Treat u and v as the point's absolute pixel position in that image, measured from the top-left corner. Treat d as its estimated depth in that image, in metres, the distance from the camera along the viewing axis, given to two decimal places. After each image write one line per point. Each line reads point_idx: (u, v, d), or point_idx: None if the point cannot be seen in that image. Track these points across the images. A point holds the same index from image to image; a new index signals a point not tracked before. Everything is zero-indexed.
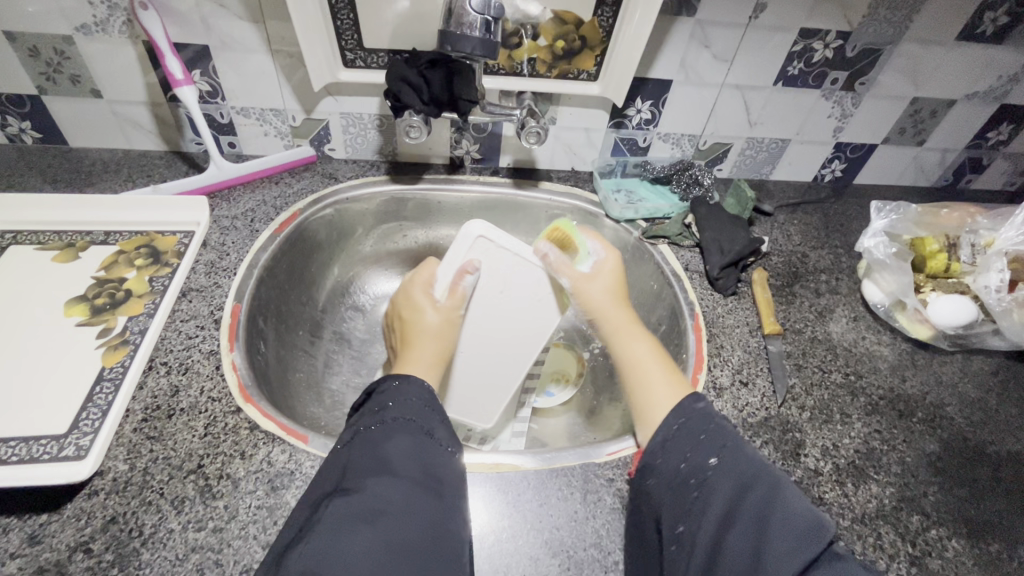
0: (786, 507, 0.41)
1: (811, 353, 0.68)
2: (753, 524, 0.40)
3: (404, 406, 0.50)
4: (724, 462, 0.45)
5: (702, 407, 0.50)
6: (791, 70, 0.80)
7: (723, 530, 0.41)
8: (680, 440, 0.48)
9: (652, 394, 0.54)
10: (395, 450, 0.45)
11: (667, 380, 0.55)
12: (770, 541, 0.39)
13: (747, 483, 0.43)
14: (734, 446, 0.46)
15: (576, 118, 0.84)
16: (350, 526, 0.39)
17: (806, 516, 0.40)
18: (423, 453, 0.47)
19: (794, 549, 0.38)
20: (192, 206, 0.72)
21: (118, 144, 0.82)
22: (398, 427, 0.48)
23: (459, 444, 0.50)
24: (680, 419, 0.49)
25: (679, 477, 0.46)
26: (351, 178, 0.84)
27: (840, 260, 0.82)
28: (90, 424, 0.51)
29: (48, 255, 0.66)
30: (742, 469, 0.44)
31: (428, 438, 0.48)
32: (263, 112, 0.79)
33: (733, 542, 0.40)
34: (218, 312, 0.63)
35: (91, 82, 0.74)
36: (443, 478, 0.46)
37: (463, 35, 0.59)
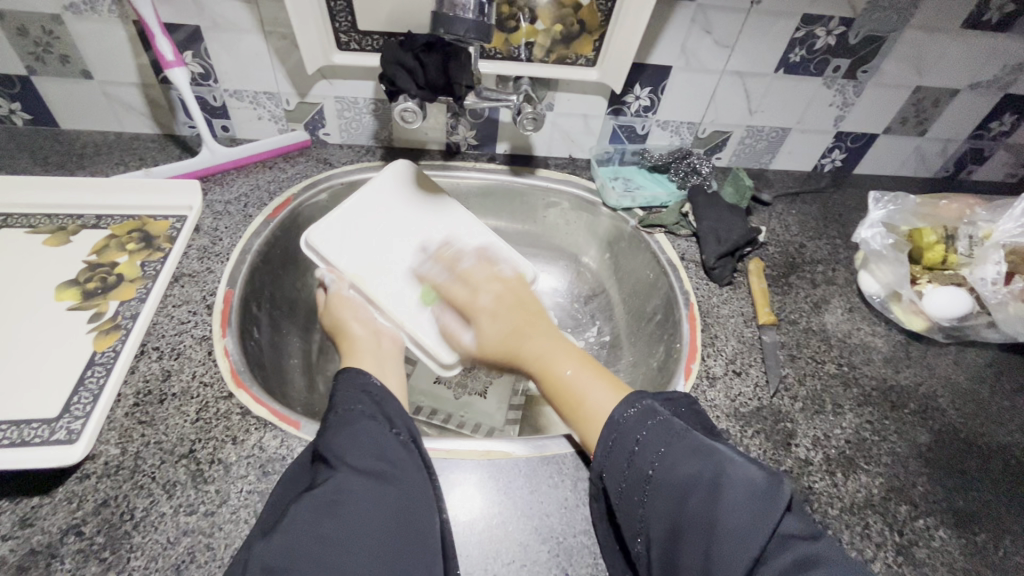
0: (723, 496, 0.40)
1: (805, 343, 0.68)
2: (697, 524, 0.40)
3: (351, 397, 0.50)
4: (664, 461, 0.44)
5: (631, 413, 0.48)
6: (793, 57, 0.79)
7: (675, 534, 0.41)
8: (618, 448, 0.46)
9: (582, 395, 0.54)
10: (350, 442, 0.45)
11: (597, 378, 0.55)
12: (715, 539, 0.38)
13: (687, 479, 0.42)
14: (675, 438, 0.45)
15: (574, 105, 0.82)
16: (312, 523, 0.39)
17: (752, 499, 0.39)
18: (379, 442, 0.46)
19: (741, 541, 0.38)
20: (185, 190, 0.71)
21: (110, 127, 0.81)
22: (350, 418, 0.48)
23: (415, 429, 0.50)
24: (613, 432, 0.47)
25: (627, 484, 0.45)
26: (346, 163, 0.83)
27: (838, 250, 0.81)
28: (81, 408, 0.51)
29: (39, 238, 0.66)
30: (682, 463, 0.43)
31: (379, 426, 0.48)
32: (257, 95, 0.78)
33: (683, 546, 0.40)
34: (210, 297, 0.62)
35: (82, 64, 0.73)
36: (402, 465, 0.46)
37: (456, 16, 0.58)
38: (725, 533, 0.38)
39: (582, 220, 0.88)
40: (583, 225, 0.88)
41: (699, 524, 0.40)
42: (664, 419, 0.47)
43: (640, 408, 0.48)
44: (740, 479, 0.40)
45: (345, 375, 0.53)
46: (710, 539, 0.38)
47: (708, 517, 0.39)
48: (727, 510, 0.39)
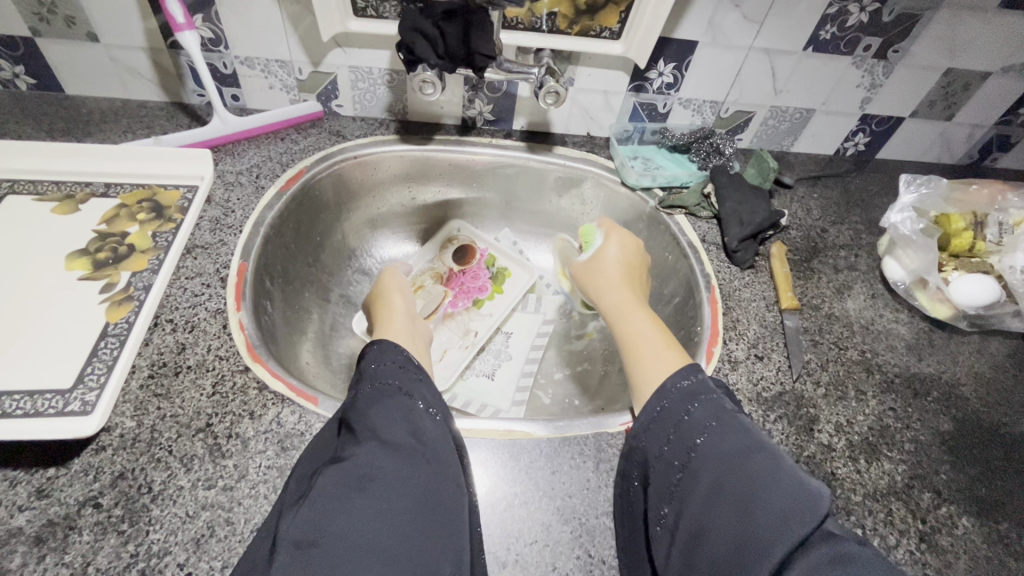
0: (767, 479, 0.39)
1: (828, 329, 0.67)
2: (739, 498, 0.39)
3: (384, 370, 0.50)
4: (709, 440, 0.43)
5: (687, 382, 0.48)
6: (823, 34, 0.76)
7: (710, 509, 0.40)
8: (666, 415, 0.47)
9: (649, 356, 0.54)
10: (380, 416, 0.45)
11: (663, 344, 0.55)
12: (756, 517, 0.37)
13: (734, 456, 0.41)
14: (725, 417, 0.45)
15: (595, 80, 0.80)
16: (343, 495, 0.39)
17: (797, 486, 0.38)
18: (413, 419, 0.46)
19: (782, 521, 0.36)
20: (195, 159, 0.69)
21: (117, 93, 0.79)
22: (381, 392, 0.47)
23: (446, 408, 0.50)
24: (662, 401, 0.48)
25: (661, 462, 0.45)
26: (360, 136, 0.81)
27: (860, 236, 0.80)
28: (95, 379, 0.50)
29: (47, 206, 0.64)
30: (730, 442, 0.42)
31: (412, 402, 0.47)
32: (269, 63, 0.76)
33: (719, 521, 0.39)
34: (224, 270, 0.61)
35: (88, 25, 0.70)
36: (433, 444, 0.45)
37: None
38: (767, 512, 0.37)
39: (599, 199, 0.86)
40: (600, 205, 0.86)
41: (740, 501, 0.39)
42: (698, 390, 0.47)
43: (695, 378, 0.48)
44: (783, 468, 0.40)
45: (382, 345, 0.52)
46: (750, 516, 0.38)
47: (751, 495, 0.39)
48: (773, 490, 0.38)
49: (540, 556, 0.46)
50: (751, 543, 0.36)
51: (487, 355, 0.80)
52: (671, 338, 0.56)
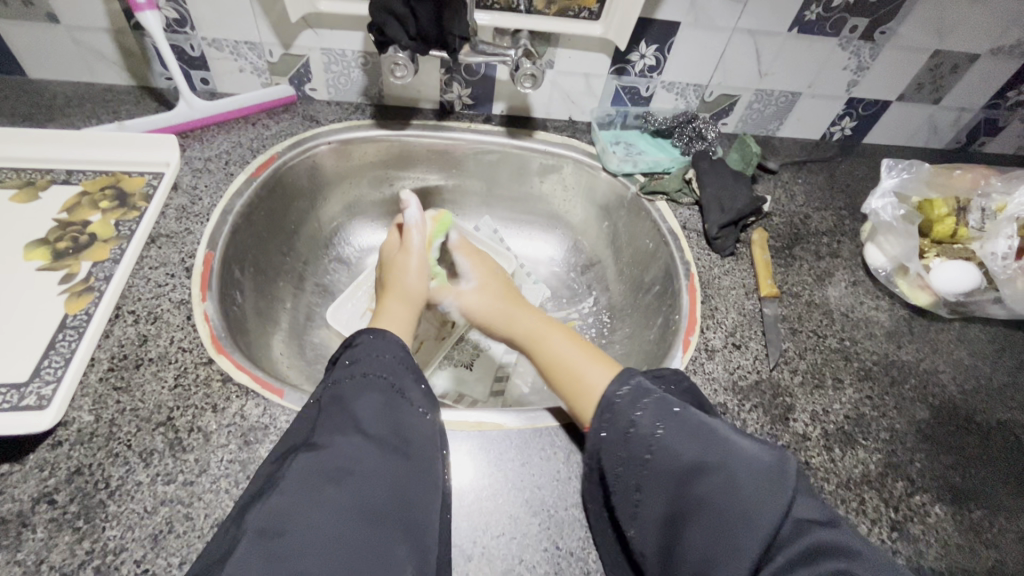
0: (751, 476, 0.38)
1: (807, 317, 0.66)
2: (723, 494, 0.38)
3: (374, 361, 0.48)
4: (677, 431, 0.42)
5: (637, 381, 0.47)
6: (808, 15, 0.74)
7: (689, 505, 0.39)
8: (617, 420, 0.45)
9: (580, 372, 0.53)
10: (362, 408, 0.44)
11: (591, 359, 0.54)
12: (741, 516, 0.37)
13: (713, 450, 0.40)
14: (699, 413, 0.43)
15: (575, 62, 0.78)
16: (314, 486, 0.38)
17: (775, 485, 0.38)
18: (393, 413, 0.45)
19: (763, 520, 0.36)
20: (161, 145, 0.67)
21: (81, 77, 0.76)
22: (368, 383, 0.46)
23: (437, 408, 0.49)
24: (616, 401, 0.46)
25: (626, 462, 0.43)
26: (334, 121, 0.78)
27: (844, 222, 0.79)
28: (52, 372, 0.48)
29: (6, 194, 0.62)
30: (704, 439, 0.41)
31: (396, 398, 0.46)
32: (238, 45, 0.73)
33: (699, 517, 0.38)
34: (190, 260, 0.59)
35: (46, 6, 0.68)
36: (410, 438, 0.44)
37: None
38: (753, 512, 0.37)
39: (581, 186, 0.84)
40: (581, 192, 0.85)
41: (718, 501, 0.38)
42: (663, 400, 0.45)
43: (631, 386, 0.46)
44: (764, 463, 0.39)
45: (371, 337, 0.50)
46: (734, 516, 0.37)
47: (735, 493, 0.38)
48: (758, 490, 0.38)
49: (506, 549, 0.46)
50: (733, 540, 0.36)
51: (464, 345, 0.79)
52: (601, 354, 0.55)
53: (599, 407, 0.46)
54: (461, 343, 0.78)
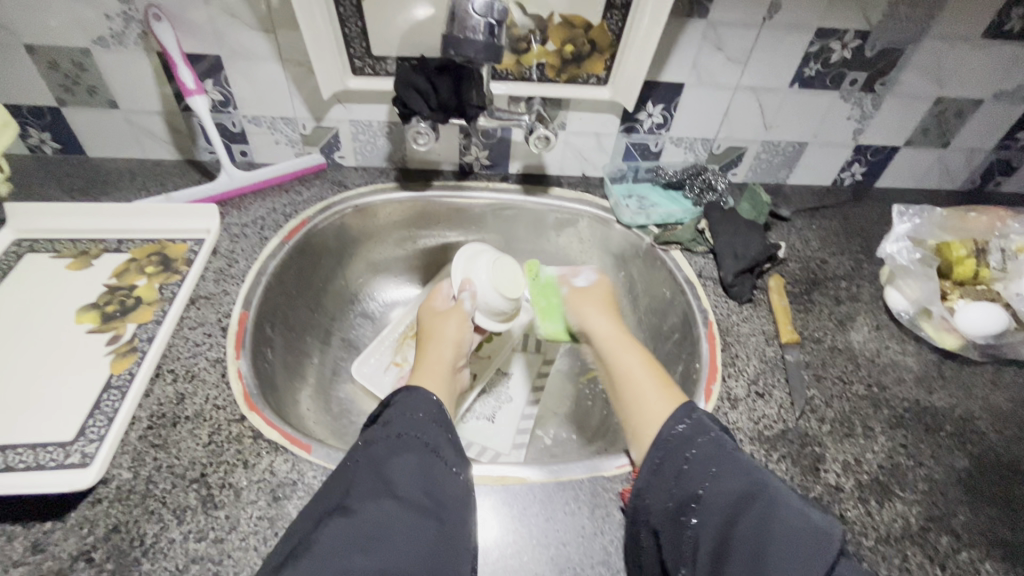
0: (784, 522, 0.40)
1: (831, 363, 0.65)
2: (746, 549, 0.39)
3: (410, 422, 0.50)
4: (715, 478, 0.44)
5: (684, 426, 0.49)
6: (807, 71, 0.78)
7: (720, 557, 0.40)
8: (667, 465, 0.47)
9: (645, 397, 0.56)
10: (398, 470, 0.46)
11: (659, 384, 0.57)
12: (772, 568, 0.38)
13: (743, 500, 0.42)
14: (727, 459, 0.45)
15: (586, 123, 0.82)
16: (343, 552, 0.39)
17: (811, 536, 0.39)
18: (427, 472, 0.47)
19: (794, 575, 0.37)
20: (202, 215, 0.72)
21: (134, 154, 0.84)
22: (404, 445, 0.48)
23: (467, 464, 0.50)
24: (689, 450, 0.47)
25: (675, 502, 0.45)
26: (361, 185, 0.84)
27: (862, 265, 0.79)
28: (96, 431, 0.51)
29: (62, 262, 0.67)
30: (731, 487, 0.43)
31: (434, 458, 0.48)
32: (275, 120, 0.80)
33: (730, 568, 0.39)
34: (226, 320, 0.63)
35: (108, 94, 0.76)
36: (445, 500, 0.46)
37: (466, 39, 0.55)
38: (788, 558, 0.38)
39: (596, 237, 0.86)
40: (598, 243, 0.87)
41: (754, 547, 0.39)
42: (717, 440, 0.47)
43: (693, 420, 0.50)
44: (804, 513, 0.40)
45: (407, 396, 0.53)
46: (764, 567, 0.38)
47: (767, 547, 0.39)
48: (788, 533, 0.39)
49: None
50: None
51: (485, 397, 0.79)
52: (667, 378, 0.58)
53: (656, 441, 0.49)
54: (483, 396, 0.79)
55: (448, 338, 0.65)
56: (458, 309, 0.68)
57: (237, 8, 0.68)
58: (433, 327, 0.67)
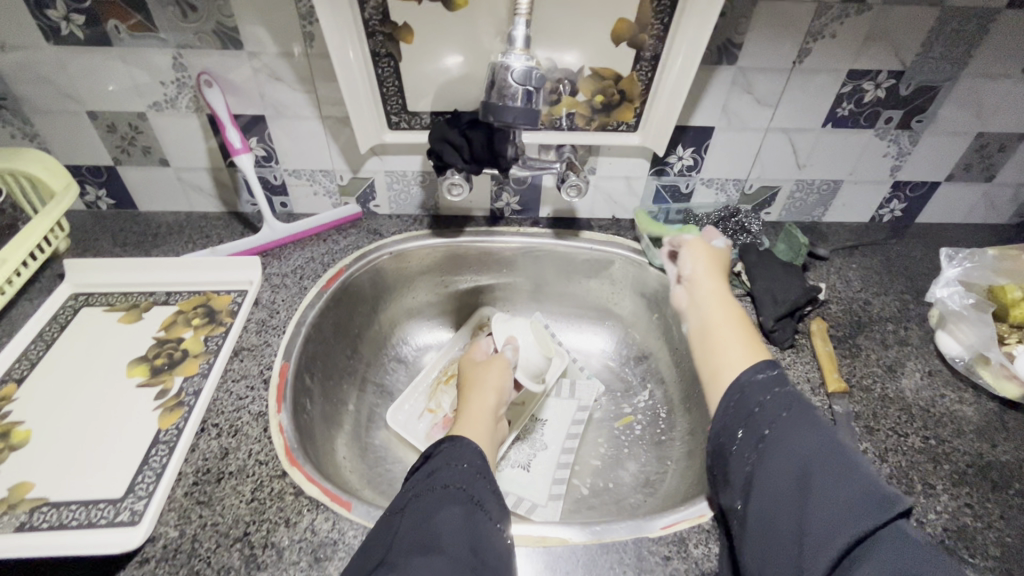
0: (865, 506, 0.39)
1: (883, 414, 0.63)
2: (801, 487, 0.42)
3: (454, 474, 0.50)
4: (783, 423, 0.47)
5: (763, 376, 0.52)
6: (841, 111, 0.78)
7: (776, 491, 0.44)
8: (740, 407, 0.51)
9: (725, 353, 0.59)
10: (445, 523, 0.45)
11: (742, 343, 0.59)
12: (821, 507, 0.40)
13: (807, 445, 0.44)
14: (799, 410, 0.48)
15: (616, 168, 0.83)
16: None
17: (868, 492, 0.40)
18: (472, 527, 0.46)
19: (846, 516, 0.39)
20: (245, 266, 0.75)
21: (181, 207, 0.88)
22: (449, 498, 0.48)
23: (510, 521, 0.49)
24: (761, 399, 0.50)
25: (743, 439, 0.49)
26: (396, 233, 0.86)
27: (908, 307, 0.76)
28: (144, 488, 0.52)
29: (115, 316, 0.70)
30: (795, 434, 0.46)
31: (479, 513, 0.47)
32: (314, 173, 0.83)
33: (784, 503, 0.43)
34: (267, 372, 0.64)
35: (160, 153, 0.80)
36: (490, 560, 0.44)
37: (505, 107, 0.57)
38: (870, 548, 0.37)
39: (629, 280, 0.86)
40: (630, 285, 0.86)
41: (811, 486, 0.42)
42: (792, 395, 0.49)
43: (773, 373, 0.52)
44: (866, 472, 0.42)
45: (451, 447, 0.54)
46: (816, 504, 0.41)
47: (843, 532, 0.39)
48: (844, 486, 0.41)
49: None
50: (813, 535, 0.40)
51: (520, 445, 0.78)
52: (755, 341, 0.60)
53: (733, 387, 0.53)
54: (517, 444, 0.78)
55: (490, 388, 0.65)
56: (498, 360, 0.69)
57: (282, 72, 0.72)
58: (475, 374, 0.68)
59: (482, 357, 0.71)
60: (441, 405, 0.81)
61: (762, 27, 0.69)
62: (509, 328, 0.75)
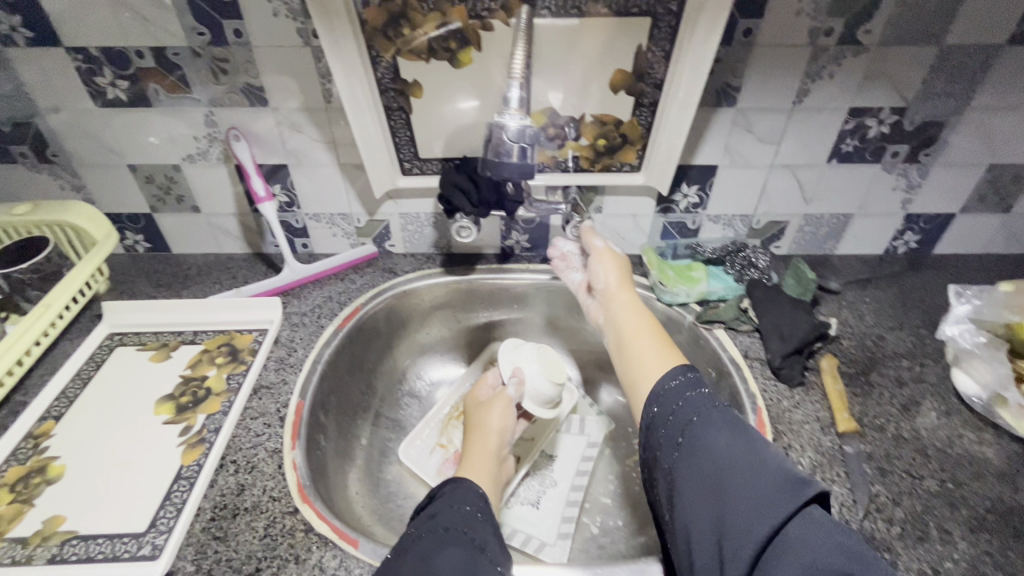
0: (778, 500, 0.43)
1: (897, 455, 0.61)
2: (718, 486, 0.46)
3: (456, 516, 0.52)
4: (698, 426, 0.51)
5: (678, 382, 0.56)
6: (845, 147, 0.78)
7: (697, 493, 0.47)
8: (661, 413, 0.54)
9: (646, 360, 0.60)
10: (445, 564, 0.46)
11: (660, 348, 0.61)
12: (737, 505, 0.44)
13: (721, 446, 0.48)
14: (711, 412, 0.51)
15: (622, 206, 0.85)
16: None
17: (777, 487, 0.43)
18: (472, 570, 0.46)
19: (759, 512, 0.43)
20: (267, 306, 0.79)
21: (211, 249, 0.94)
22: (450, 540, 0.49)
23: (510, 563, 0.50)
24: (679, 404, 0.53)
25: (664, 443, 0.52)
26: (409, 271, 0.89)
27: (924, 342, 0.75)
28: (165, 522, 0.55)
29: (146, 355, 0.74)
30: (709, 435, 0.49)
31: (479, 556, 0.48)
32: (333, 216, 0.88)
33: (704, 502, 0.46)
34: (284, 409, 0.67)
35: (193, 200, 0.86)
36: None
37: (501, 163, 0.60)
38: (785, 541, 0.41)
39: None
40: None
41: (728, 487, 0.45)
42: (707, 398, 0.53)
43: (685, 377, 0.56)
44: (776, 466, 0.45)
45: (453, 488, 0.55)
46: (733, 503, 0.44)
47: (763, 525, 0.42)
48: (754, 483, 0.44)
49: None
50: (730, 535, 0.43)
51: (529, 481, 0.79)
52: (670, 346, 0.62)
53: (655, 396, 0.56)
54: (527, 480, 0.79)
55: (493, 429, 0.66)
56: (500, 398, 0.69)
57: (304, 125, 0.77)
58: (476, 417, 0.69)
59: (485, 397, 0.71)
60: (451, 440, 0.82)
61: (760, 70, 0.71)
62: (515, 358, 0.75)
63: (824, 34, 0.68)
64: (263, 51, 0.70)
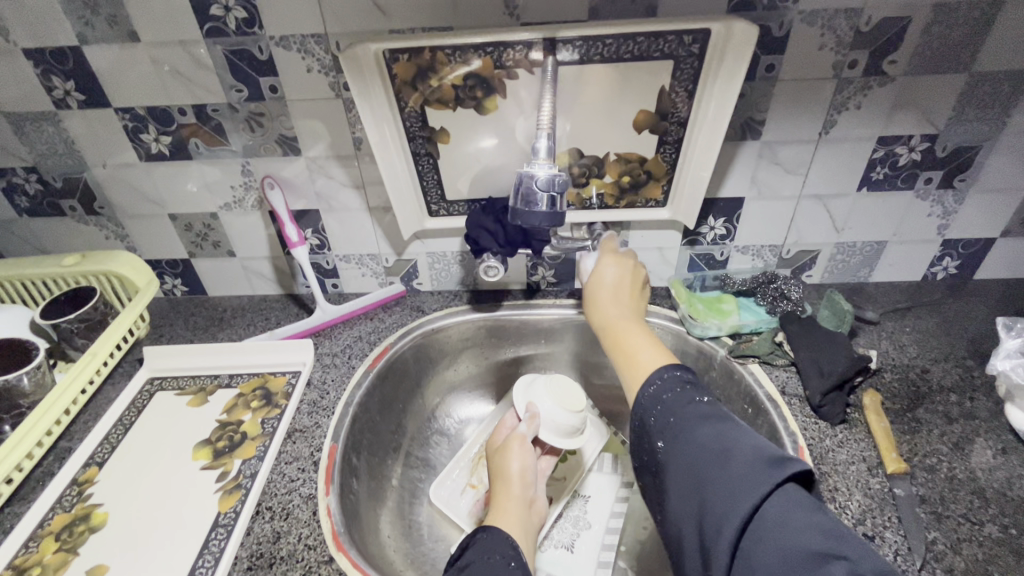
0: (754, 483, 0.43)
1: (953, 498, 0.58)
2: (699, 478, 0.46)
3: (487, 565, 0.51)
4: (677, 421, 0.51)
5: (654, 385, 0.55)
6: (875, 175, 0.77)
7: (680, 487, 0.47)
8: (642, 411, 0.54)
9: (637, 356, 0.60)
10: None
11: (650, 345, 0.61)
12: (717, 494, 0.44)
13: (699, 438, 0.48)
14: (688, 407, 0.51)
15: (648, 240, 0.85)
16: None
17: (755, 471, 0.43)
18: None
19: (737, 498, 0.42)
20: (299, 348, 0.81)
21: (245, 291, 0.96)
22: None
23: None
24: (659, 401, 0.53)
25: (648, 441, 0.52)
26: (437, 309, 0.90)
27: (972, 374, 0.72)
28: (204, 573, 0.55)
29: (184, 399, 0.76)
30: (688, 430, 0.49)
31: None
32: (363, 257, 0.90)
33: (687, 494, 0.46)
34: (317, 453, 0.67)
35: (229, 246, 0.89)
36: None
37: (530, 212, 0.61)
38: (762, 520, 0.41)
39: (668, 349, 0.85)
40: None
41: (708, 477, 0.45)
42: (686, 393, 0.53)
43: (663, 380, 0.55)
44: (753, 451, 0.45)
45: (485, 537, 0.55)
46: (713, 492, 0.44)
47: (740, 511, 0.42)
48: (731, 470, 0.44)
49: None
50: (710, 522, 0.43)
51: (562, 523, 0.77)
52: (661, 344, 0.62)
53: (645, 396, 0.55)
54: (560, 522, 0.77)
55: (515, 474, 0.64)
56: (518, 438, 0.67)
57: (334, 172, 0.79)
58: (498, 463, 0.66)
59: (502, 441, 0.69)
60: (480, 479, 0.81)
61: (784, 104, 0.71)
62: (525, 394, 0.76)
63: (848, 67, 0.68)
64: (297, 104, 0.73)
